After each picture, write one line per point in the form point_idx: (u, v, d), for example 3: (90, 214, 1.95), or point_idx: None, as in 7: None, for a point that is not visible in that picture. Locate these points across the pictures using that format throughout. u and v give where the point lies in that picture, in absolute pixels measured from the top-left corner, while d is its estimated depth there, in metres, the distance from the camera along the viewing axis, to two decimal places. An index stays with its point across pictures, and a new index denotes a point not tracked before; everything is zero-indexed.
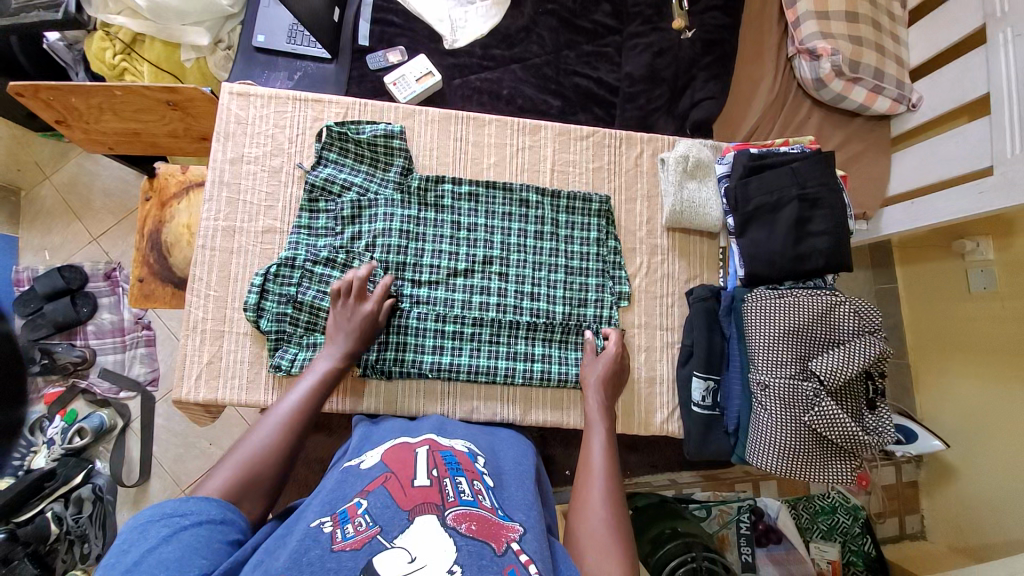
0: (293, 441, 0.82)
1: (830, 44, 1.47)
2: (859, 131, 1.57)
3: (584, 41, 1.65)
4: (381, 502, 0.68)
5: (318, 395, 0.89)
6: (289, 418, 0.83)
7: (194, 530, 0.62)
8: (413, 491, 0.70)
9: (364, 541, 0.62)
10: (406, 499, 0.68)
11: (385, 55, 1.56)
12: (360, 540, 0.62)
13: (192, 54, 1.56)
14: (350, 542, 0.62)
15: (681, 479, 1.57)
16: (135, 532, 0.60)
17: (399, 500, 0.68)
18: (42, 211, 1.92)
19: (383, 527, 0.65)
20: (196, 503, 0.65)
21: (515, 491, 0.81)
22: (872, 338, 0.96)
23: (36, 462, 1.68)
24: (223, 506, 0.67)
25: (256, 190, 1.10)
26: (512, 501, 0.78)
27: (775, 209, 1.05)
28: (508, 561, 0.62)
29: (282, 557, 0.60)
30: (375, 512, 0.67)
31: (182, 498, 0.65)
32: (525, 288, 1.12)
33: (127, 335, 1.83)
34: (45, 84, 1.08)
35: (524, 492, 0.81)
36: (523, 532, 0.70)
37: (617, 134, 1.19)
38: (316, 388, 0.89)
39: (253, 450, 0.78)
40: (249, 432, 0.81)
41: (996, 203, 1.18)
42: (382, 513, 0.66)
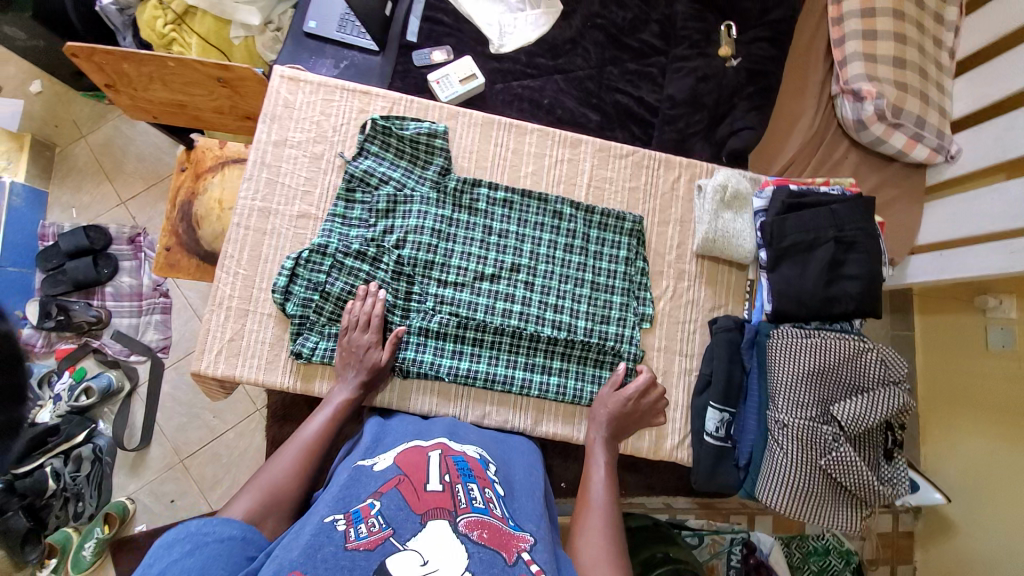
0: (310, 469, 0.87)
1: (876, 87, 1.46)
2: (894, 176, 1.56)
3: (629, 58, 1.66)
4: (395, 504, 0.68)
5: (337, 422, 0.95)
6: (305, 448, 0.89)
7: (218, 547, 0.67)
8: (426, 495, 0.70)
9: (377, 542, 0.63)
10: (419, 503, 0.69)
11: (431, 52, 1.57)
12: (373, 540, 0.63)
13: (242, 32, 1.58)
14: (363, 542, 0.63)
15: (677, 504, 1.58)
16: (163, 546, 0.65)
17: (413, 503, 0.69)
18: (74, 168, 1.94)
19: (397, 529, 0.65)
20: (219, 521, 0.70)
21: (525, 501, 0.81)
22: (895, 388, 0.97)
23: (41, 417, 1.73)
24: (243, 525, 0.71)
25: (295, 174, 1.12)
26: (523, 511, 0.78)
27: (810, 248, 1.04)
28: (519, 570, 0.65)
29: (294, 551, 0.62)
30: (388, 513, 0.67)
31: (207, 517, 0.70)
32: (550, 299, 1.11)
33: (144, 300, 1.85)
34: (101, 48, 1.09)
35: (532, 501, 0.82)
36: (534, 542, 0.71)
37: (657, 156, 1.19)
38: (335, 418, 0.95)
39: (273, 475, 0.83)
40: (267, 460, 0.86)
41: None
42: (396, 515, 0.67)
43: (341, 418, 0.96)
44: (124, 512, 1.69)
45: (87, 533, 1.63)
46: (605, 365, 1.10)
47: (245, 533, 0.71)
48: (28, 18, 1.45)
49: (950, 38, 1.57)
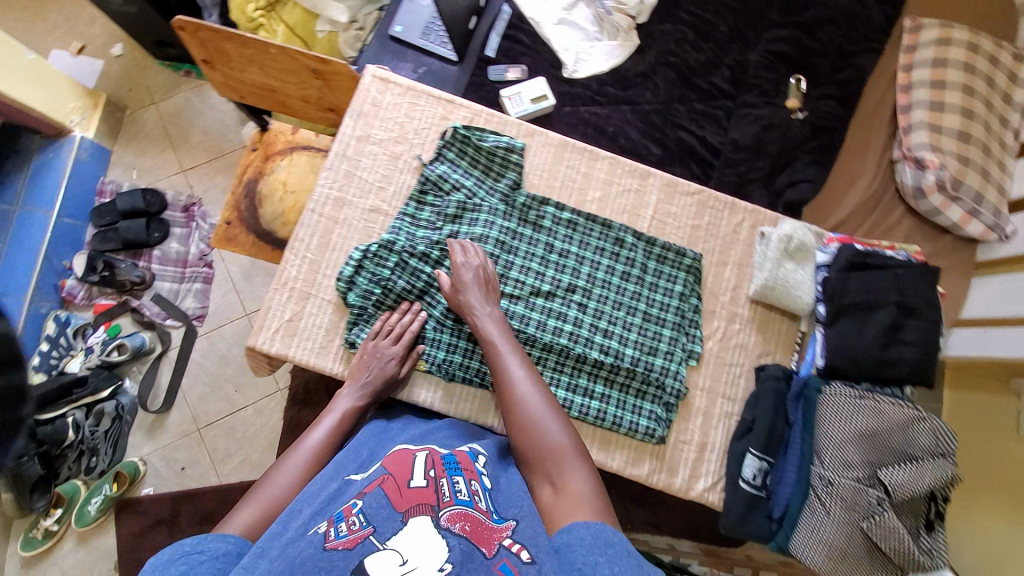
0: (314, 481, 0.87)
1: (938, 158, 1.48)
2: (946, 248, 1.55)
3: (697, 98, 1.70)
4: (377, 502, 0.68)
5: (341, 432, 0.94)
6: (308, 460, 0.89)
7: (211, 564, 0.68)
8: (410, 492, 0.70)
9: (356, 541, 0.64)
10: (401, 500, 0.68)
11: (507, 69, 1.63)
12: (352, 540, 0.64)
13: (328, 26, 1.63)
14: (342, 541, 0.64)
15: (680, 546, 1.53)
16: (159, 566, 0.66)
17: (395, 500, 0.68)
18: (141, 131, 1.95)
19: (377, 527, 0.65)
20: (213, 539, 0.71)
21: (514, 481, 0.81)
22: (946, 461, 0.95)
23: (71, 366, 1.72)
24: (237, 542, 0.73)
25: (373, 170, 1.16)
26: (507, 495, 0.78)
27: (870, 309, 1.05)
28: (500, 558, 0.64)
29: (274, 562, 0.64)
30: (370, 511, 0.67)
31: (201, 535, 0.71)
32: (601, 323, 1.12)
33: (188, 268, 1.85)
34: (208, 26, 1.14)
35: (516, 484, 0.80)
36: (517, 525, 0.71)
37: (724, 198, 1.21)
38: (340, 425, 0.95)
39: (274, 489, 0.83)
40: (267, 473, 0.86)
41: None
42: (377, 514, 0.67)
43: (347, 427, 0.96)
44: (134, 473, 1.69)
45: (96, 489, 1.64)
46: (647, 397, 1.10)
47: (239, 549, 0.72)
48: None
49: (1017, 119, 1.57)
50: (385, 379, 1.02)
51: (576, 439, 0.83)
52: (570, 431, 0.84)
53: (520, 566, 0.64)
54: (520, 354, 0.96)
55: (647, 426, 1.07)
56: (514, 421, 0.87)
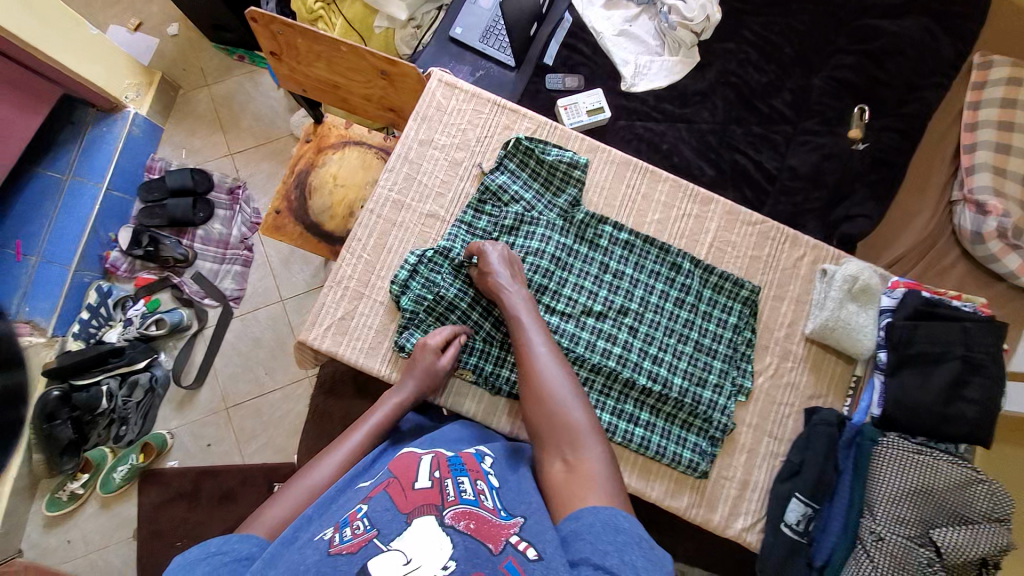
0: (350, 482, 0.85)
1: (1002, 204, 1.42)
2: (1000, 296, 1.45)
3: (756, 121, 1.66)
4: (381, 506, 0.67)
5: (379, 433, 0.92)
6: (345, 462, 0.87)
7: (233, 567, 0.66)
8: (414, 494, 0.69)
9: (359, 545, 0.62)
10: (406, 502, 0.67)
11: (564, 78, 1.61)
12: (356, 544, 0.63)
13: (386, 23, 1.63)
14: (346, 546, 0.63)
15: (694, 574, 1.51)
16: (185, 566, 0.65)
17: (399, 503, 0.67)
18: (192, 114, 1.97)
19: (381, 530, 0.64)
20: (238, 540, 0.69)
21: (520, 479, 0.79)
22: (1001, 526, 0.94)
23: (109, 336, 1.73)
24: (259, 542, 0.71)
25: (433, 175, 1.16)
26: (513, 492, 0.75)
27: (936, 361, 1.02)
28: (506, 556, 0.63)
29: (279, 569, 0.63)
30: (374, 515, 0.66)
31: (228, 534, 0.70)
32: (651, 349, 1.11)
33: (229, 250, 1.85)
34: (283, 20, 1.15)
35: (525, 481, 0.78)
36: (525, 521, 0.69)
37: (785, 230, 1.18)
38: (381, 425, 0.93)
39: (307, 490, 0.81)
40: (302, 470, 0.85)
41: None
42: (381, 517, 0.65)
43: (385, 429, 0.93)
44: (161, 446, 1.69)
45: (123, 458, 1.65)
46: (693, 429, 1.09)
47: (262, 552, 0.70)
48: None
49: None
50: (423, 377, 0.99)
51: (594, 420, 0.83)
52: (589, 411, 0.84)
53: (526, 564, 0.62)
54: (545, 332, 0.95)
55: (691, 458, 1.06)
56: (533, 397, 0.87)
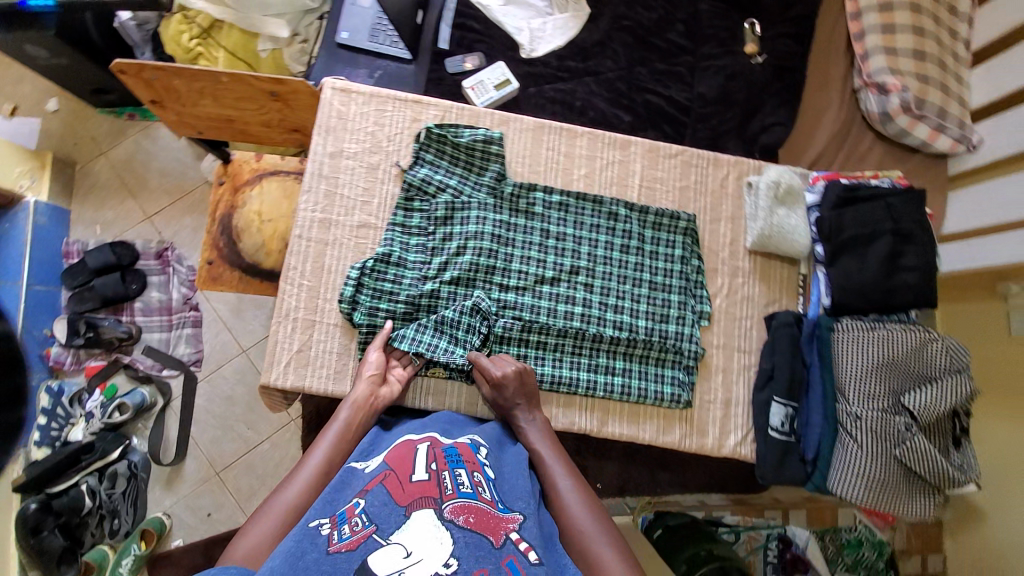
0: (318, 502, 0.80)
1: (899, 80, 1.46)
2: (920, 166, 1.53)
3: (657, 58, 1.69)
4: (379, 500, 0.65)
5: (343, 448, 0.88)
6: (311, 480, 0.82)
7: None
8: (412, 486, 0.67)
9: (359, 541, 0.60)
10: (404, 495, 0.65)
11: (463, 59, 1.60)
12: (355, 540, 0.60)
13: (270, 44, 1.52)
14: (346, 543, 0.60)
15: (712, 500, 1.56)
16: None
17: (397, 496, 0.65)
18: (96, 186, 1.82)
19: (380, 525, 0.62)
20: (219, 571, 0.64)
21: (514, 481, 0.79)
22: (963, 377, 1.00)
23: (74, 434, 1.63)
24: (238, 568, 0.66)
25: (353, 185, 1.13)
26: (513, 492, 0.77)
27: (868, 241, 1.08)
28: (507, 552, 0.63)
29: (276, 559, 0.60)
30: (372, 510, 0.64)
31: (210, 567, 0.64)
32: (610, 300, 1.13)
33: (174, 315, 1.74)
34: (152, 63, 1.08)
35: (521, 478, 0.80)
36: (523, 520, 0.70)
37: (705, 155, 1.21)
38: (342, 442, 0.89)
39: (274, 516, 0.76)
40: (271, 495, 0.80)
41: None
42: (380, 511, 0.63)
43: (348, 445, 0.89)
44: (161, 528, 1.60)
45: (124, 549, 1.54)
46: (667, 364, 1.12)
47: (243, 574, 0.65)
48: (48, 35, 1.37)
49: (966, 29, 1.54)
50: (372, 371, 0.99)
51: (630, 556, 0.78)
52: (621, 545, 0.79)
53: (528, 567, 0.62)
54: (566, 461, 0.91)
55: (671, 392, 1.10)
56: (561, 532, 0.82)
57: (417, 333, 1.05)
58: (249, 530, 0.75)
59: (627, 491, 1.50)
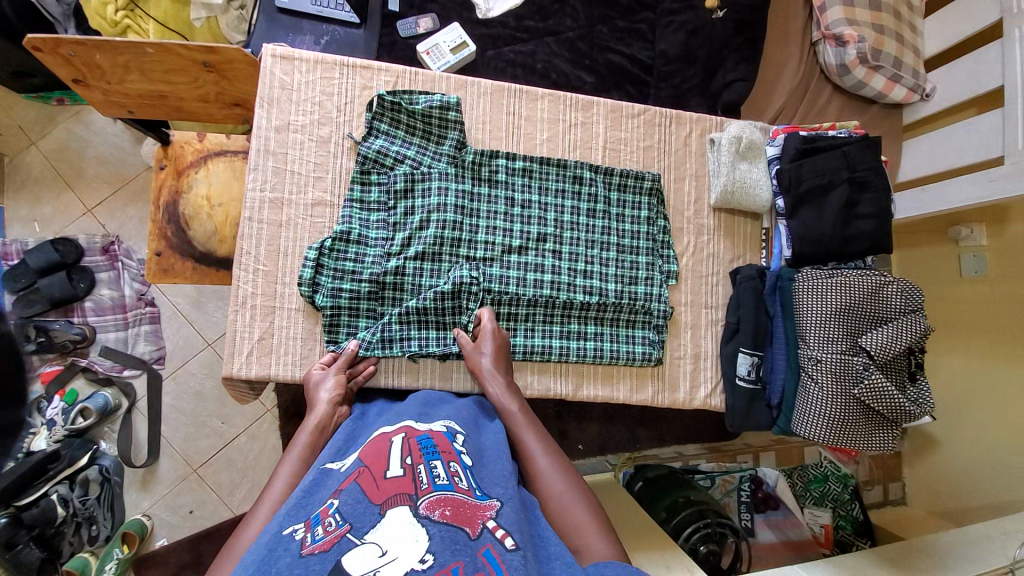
0: None
1: (856, 30, 1.43)
2: (875, 118, 1.54)
3: (618, 15, 1.64)
4: (352, 498, 0.61)
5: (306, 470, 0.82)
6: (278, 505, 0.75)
7: None
8: (387, 483, 0.63)
9: (333, 542, 0.55)
10: (379, 492, 0.61)
11: (416, 21, 1.51)
12: (328, 541, 0.55)
13: (203, 12, 1.35)
14: (319, 545, 0.55)
15: (688, 451, 1.62)
16: None
17: (371, 494, 0.61)
18: (29, 180, 1.68)
19: (354, 523, 0.57)
20: None
21: (493, 466, 0.75)
22: (917, 316, 1.05)
23: (37, 443, 1.50)
24: None
25: (304, 161, 1.08)
26: (491, 477, 0.72)
27: (826, 192, 1.10)
28: (484, 541, 0.58)
29: (246, 568, 0.54)
30: (346, 509, 0.59)
31: None
32: (579, 265, 1.12)
33: (129, 312, 1.63)
34: (69, 38, 0.98)
35: (502, 463, 0.76)
36: (501, 507, 0.66)
37: (668, 113, 1.21)
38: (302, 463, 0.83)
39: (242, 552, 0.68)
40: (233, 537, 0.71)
41: (1005, 192, 1.18)
42: (353, 509, 0.59)
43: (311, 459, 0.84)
44: (143, 530, 1.54)
45: (106, 556, 1.47)
46: (637, 325, 1.13)
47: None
48: None
49: None
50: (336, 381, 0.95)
51: (602, 515, 0.75)
52: (594, 505, 0.76)
53: (506, 554, 0.58)
54: (539, 428, 0.90)
55: (643, 351, 1.11)
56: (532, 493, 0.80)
57: (384, 324, 1.03)
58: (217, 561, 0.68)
59: (607, 451, 1.53)
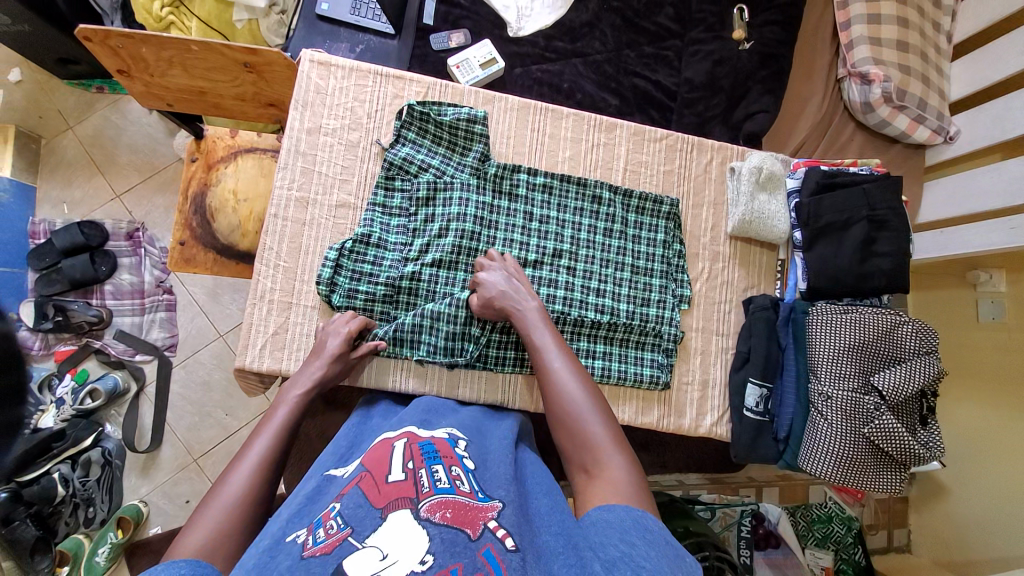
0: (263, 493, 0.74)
1: (882, 70, 1.44)
2: (898, 157, 1.54)
3: (646, 42, 1.67)
4: (354, 502, 0.61)
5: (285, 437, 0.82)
6: (258, 470, 0.75)
7: None
8: (388, 488, 0.64)
9: (334, 545, 0.56)
10: (380, 497, 0.62)
11: (449, 36, 1.56)
12: (330, 543, 0.56)
13: (246, 14, 1.41)
14: (320, 547, 0.56)
15: (689, 480, 1.60)
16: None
17: (373, 498, 0.62)
18: (63, 163, 1.73)
19: (355, 527, 0.58)
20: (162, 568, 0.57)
21: (498, 470, 0.75)
22: (931, 358, 1.04)
23: (45, 421, 1.54)
24: (188, 562, 0.60)
25: (332, 163, 1.11)
26: (493, 480, 0.72)
27: (844, 227, 1.11)
28: (484, 542, 0.58)
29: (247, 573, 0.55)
30: (347, 512, 0.60)
31: (151, 566, 0.58)
32: (592, 283, 1.13)
33: (147, 298, 1.67)
34: (118, 31, 1.02)
35: (505, 466, 0.76)
36: (503, 508, 0.65)
37: (690, 139, 1.22)
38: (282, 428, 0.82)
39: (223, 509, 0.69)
40: (211, 491, 0.72)
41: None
42: (355, 513, 0.60)
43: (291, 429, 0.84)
44: (138, 516, 1.54)
45: (101, 537, 1.48)
46: (647, 347, 1.13)
47: (196, 571, 0.59)
48: (11, 2, 1.26)
49: (949, 22, 1.53)
50: (335, 357, 0.94)
51: (618, 431, 0.78)
52: (610, 422, 0.78)
53: (505, 553, 0.58)
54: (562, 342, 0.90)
55: (651, 373, 1.11)
56: (553, 410, 0.82)
57: (395, 326, 1.05)
58: (184, 531, 0.66)
59: None
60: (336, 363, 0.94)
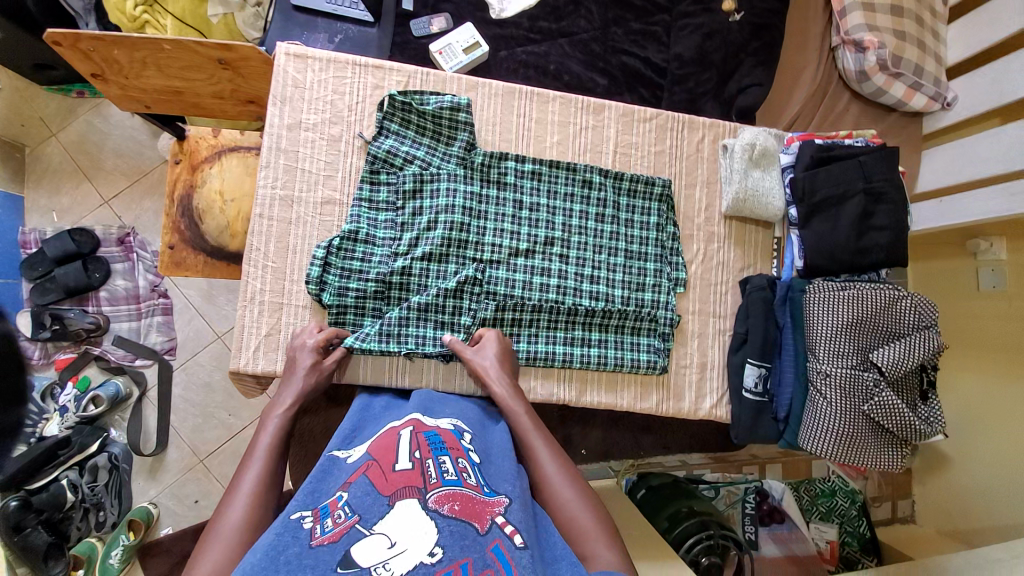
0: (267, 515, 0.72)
1: (876, 37, 1.40)
2: (894, 126, 1.50)
3: (633, 17, 1.62)
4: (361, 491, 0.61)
5: (277, 455, 0.81)
6: (256, 493, 0.74)
7: None
8: (396, 476, 0.63)
9: (341, 533, 0.55)
10: (387, 485, 0.61)
11: (430, 21, 1.52)
12: (337, 533, 0.55)
13: (220, 8, 1.36)
14: (328, 536, 0.55)
15: (692, 460, 1.58)
16: None
17: (381, 486, 0.61)
18: (49, 170, 1.71)
19: (363, 515, 0.57)
20: None
21: (503, 464, 0.75)
22: (930, 332, 1.02)
23: (49, 429, 1.54)
24: None
25: (315, 159, 1.08)
26: (498, 474, 0.72)
27: (840, 202, 1.08)
28: (493, 537, 0.58)
29: (256, 554, 0.54)
30: (355, 502, 0.59)
31: None
32: (586, 270, 1.12)
33: (142, 303, 1.66)
34: (88, 34, 0.99)
35: (508, 459, 0.77)
36: (509, 504, 0.66)
37: (681, 117, 1.19)
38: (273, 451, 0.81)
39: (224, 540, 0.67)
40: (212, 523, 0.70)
41: None
42: (362, 502, 0.59)
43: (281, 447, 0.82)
44: (149, 517, 1.55)
45: (112, 541, 1.49)
46: (643, 332, 1.12)
47: None
48: None
49: None
50: (308, 370, 0.93)
51: (607, 522, 0.75)
52: (598, 511, 0.75)
53: (514, 550, 0.58)
54: (542, 428, 0.87)
55: (648, 358, 1.10)
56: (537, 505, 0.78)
57: (386, 322, 1.04)
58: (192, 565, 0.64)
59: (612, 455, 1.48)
60: (313, 373, 0.93)
